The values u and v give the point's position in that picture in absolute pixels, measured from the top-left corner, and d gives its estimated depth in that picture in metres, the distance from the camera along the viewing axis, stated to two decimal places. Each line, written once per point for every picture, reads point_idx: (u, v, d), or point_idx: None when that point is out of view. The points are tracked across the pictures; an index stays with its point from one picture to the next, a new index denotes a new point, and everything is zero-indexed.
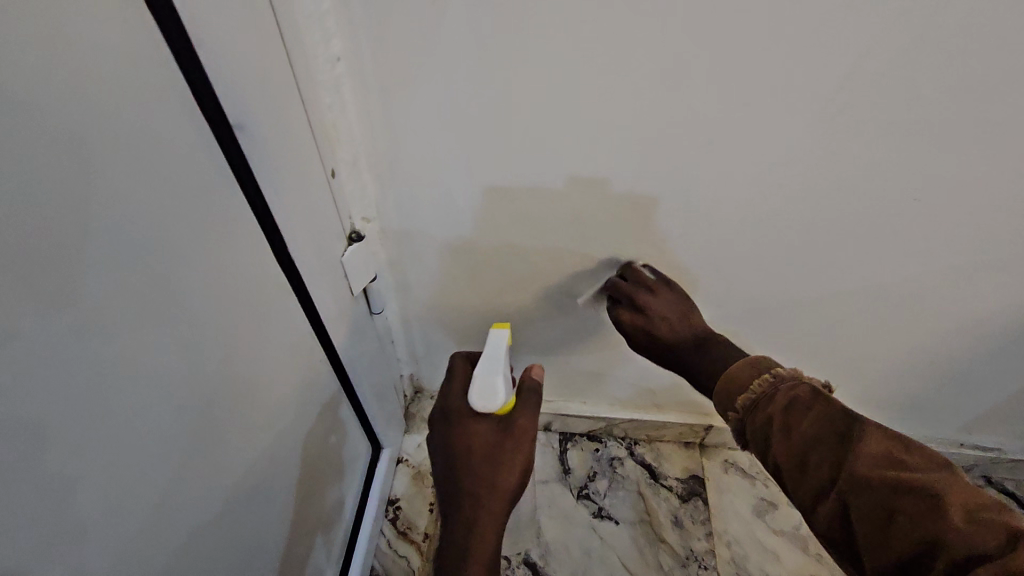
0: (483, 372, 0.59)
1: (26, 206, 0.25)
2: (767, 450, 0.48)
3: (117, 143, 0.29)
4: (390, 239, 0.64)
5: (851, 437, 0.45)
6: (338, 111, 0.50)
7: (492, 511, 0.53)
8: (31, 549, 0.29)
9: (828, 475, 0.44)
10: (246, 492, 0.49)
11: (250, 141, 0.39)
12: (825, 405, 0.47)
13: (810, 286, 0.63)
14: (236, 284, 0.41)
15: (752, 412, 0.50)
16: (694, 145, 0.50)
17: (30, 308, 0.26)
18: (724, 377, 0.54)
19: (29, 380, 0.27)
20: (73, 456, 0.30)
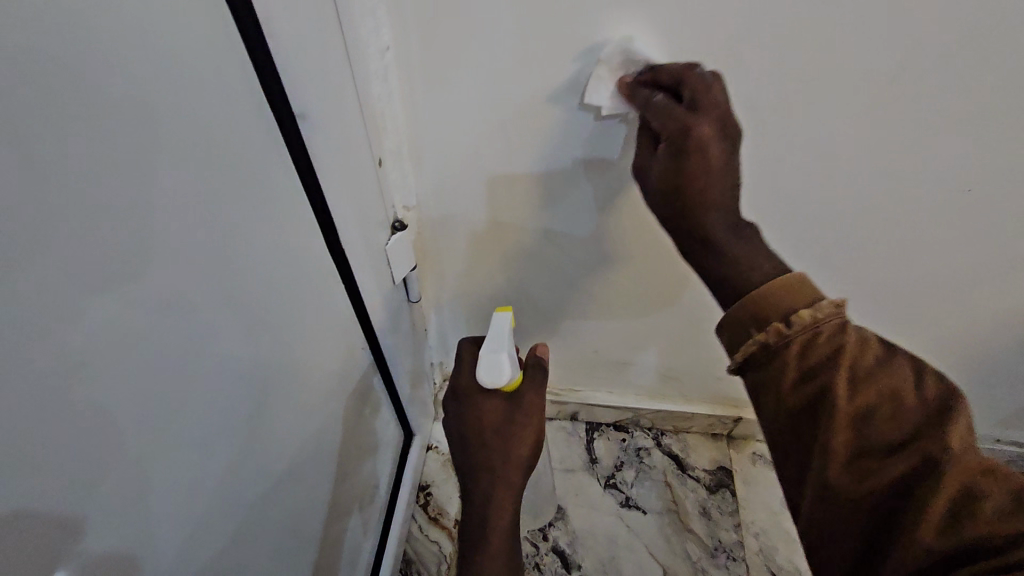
0: (489, 349, 0.56)
1: (103, 194, 0.26)
2: (819, 387, 0.37)
3: (186, 133, 0.30)
4: (429, 228, 0.65)
5: (934, 402, 0.35)
6: (385, 101, 0.51)
7: (507, 483, 0.52)
8: (108, 516, 0.31)
9: (896, 437, 0.35)
10: (291, 470, 0.50)
11: (305, 130, 0.40)
12: (904, 362, 0.37)
13: (850, 279, 0.63)
14: (283, 269, 0.42)
15: (812, 340, 0.37)
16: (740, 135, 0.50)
17: (108, 291, 0.27)
18: (780, 280, 0.39)
19: (116, 356, 0.29)
20: (140, 433, 0.31)
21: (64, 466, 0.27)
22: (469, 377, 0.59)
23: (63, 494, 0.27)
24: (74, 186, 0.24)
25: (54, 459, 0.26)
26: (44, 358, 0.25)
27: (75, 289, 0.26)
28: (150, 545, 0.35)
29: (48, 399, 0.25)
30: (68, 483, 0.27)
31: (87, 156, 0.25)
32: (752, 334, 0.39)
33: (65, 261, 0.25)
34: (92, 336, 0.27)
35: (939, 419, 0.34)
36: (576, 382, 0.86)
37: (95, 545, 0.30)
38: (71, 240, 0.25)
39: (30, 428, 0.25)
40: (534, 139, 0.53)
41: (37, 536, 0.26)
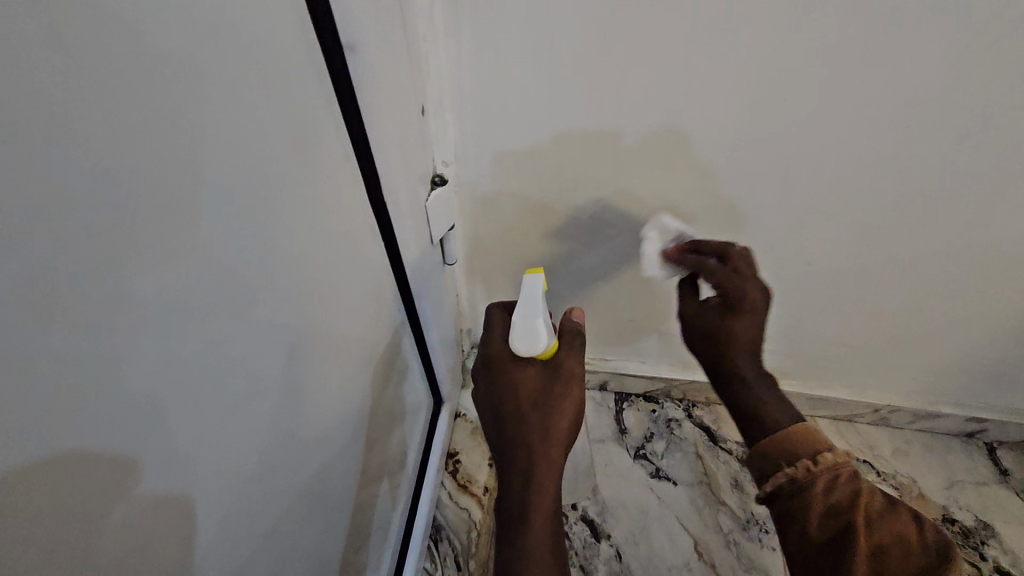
0: (524, 317, 0.57)
1: (140, 117, 0.24)
2: (838, 523, 0.45)
3: (220, 61, 0.27)
4: (467, 189, 0.62)
5: (930, 542, 0.44)
6: (430, 43, 0.48)
7: (548, 462, 0.49)
8: (144, 469, 0.29)
9: (904, 571, 0.42)
10: (327, 433, 0.49)
11: (355, 66, 0.38)
12: (905, 512, 0.46)
13: (909, 246, 0.60)
14: (320, 221, 0.40)
15: (833, 482, 0.46)
16: (813, 82, 0.47)
17: (143, 226, 0.25)
18: (796, 430, 0.49)
19: (151, 295, 0.26)
20: (179, 386, 0.30)
21: (104, 417, 0.25)
22: (505, 345, 0.58)
23: (102, 447, 0.26)
24: (109, 106, 0.22)
25: (95, 409, 0.25)
26: (76, 300, 0.23)
27: (112, 221, 0.23)
28: (187, 505, 0.33)
29: (87, 344, 0.24)
30: (107, 435, 0.26)
31: (121, 71, 0.22)
32: (782, 467, 0.48)
33: (104, 189, 0.23)
34: (128, 276, 0.25)
35: (942, 564, 0.43)
36: (609, 352, 0.84)
37: (137, 499, 0.29)
38: (109, 166, 0.23)
39: (70, 374, 0.23)
40: (582, 93, 0.50)
41: (77, 487, 0.25)
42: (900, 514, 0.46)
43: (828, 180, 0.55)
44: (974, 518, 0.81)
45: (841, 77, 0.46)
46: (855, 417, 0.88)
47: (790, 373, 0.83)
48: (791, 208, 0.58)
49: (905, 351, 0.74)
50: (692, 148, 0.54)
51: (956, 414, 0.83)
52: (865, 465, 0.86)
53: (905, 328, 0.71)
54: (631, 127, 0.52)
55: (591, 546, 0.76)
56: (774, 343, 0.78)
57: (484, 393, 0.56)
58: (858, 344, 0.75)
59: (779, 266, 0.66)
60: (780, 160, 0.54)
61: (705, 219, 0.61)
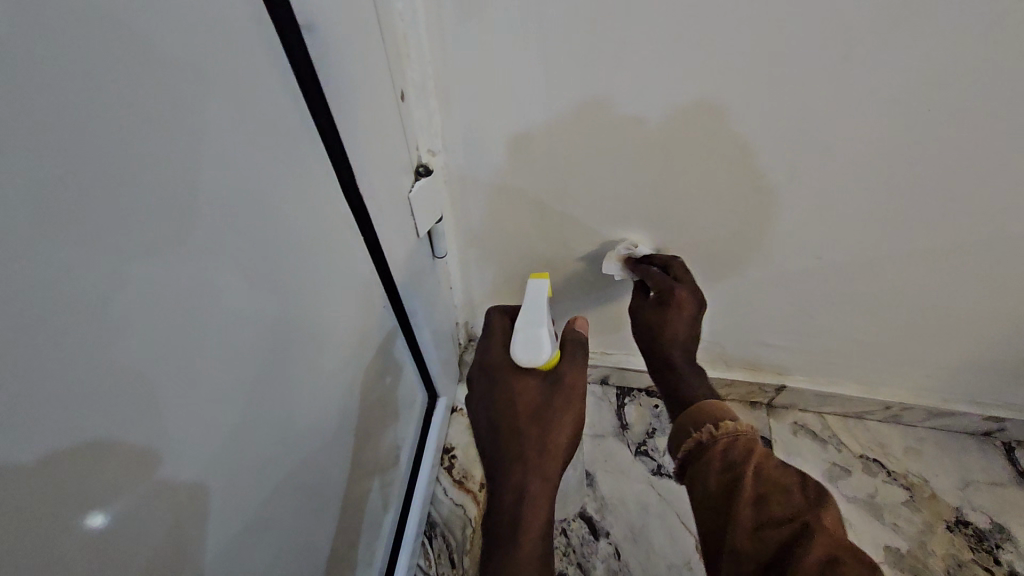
0: (526, 326, 0.55)
1: (73, 112, 0.21)
2: (727, 475, 0.46)
3: (180, 45, 0.25)
4: (458, 179, 0.60)
5: (816, 493, 0.43)
6: (408, 22, 0.45)
7: (544, 477, 0.48)
8: (132, 488, 0.28)
9: (781, 514, 0.41)
10: (318, 435, 0.48)
11: (315, 47, 0.34)
12: (802, 472, 0.45)
13: (930, 238, 0.56)
14: (302, 218, 0.38)
15: (733, 443, 0.48)
16: (824, 63, 0.43)
17: (93, 236, 0.23)
18: (708, 402, 0.52)
19: (123, 303, 0.25)
20: (152, 410, 0.28)
21: (65, 450, 0.23)
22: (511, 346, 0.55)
23: (66, 483, 0.24)
24: (43, 92, 0.19)
25: (53, 443, 0.22)
26: (34, 317, 0.21)
27: (50, 232, 0.21)
28: (170, 529, 0.31)
29: (35, 372, 0.21)
30: (70, 470, 0.24)
31: (44, 60, 0.19)
32: (692, 433, 0.50)
33: (36, 196, 0.20)
34: (83, 296, 0.22)
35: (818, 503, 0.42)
36: (610, 346, 0.82)
37: (121, 526, 0.28)
38: (38, 170, 0.20)
39: (16, 408, 0.21)
40: (576, 74, 0.47)
41: (43, 529, 0.23)
42: (792, 472, 0.45)
43: (840, 168, 0.51)
44: (989, 519, 0.78)
45: (856, 55, 0.42)
46: (865, 414, 0.86)
47: (798, 368, 0.80)
48: (802, 198, 0.55)
49: (921, 347, 0.71)
50: (695, 134, 0.51)
51: (973, 412, 0.80)
52: (876, 465, 0.84)
53: (920, 325, 0.68)
54: (631, 111, 0.49)
55: (589, 543, 0.74)
56: (781, 338, 0.75)
57: (480, 404, 0.54)
58: (870, 339, 0.72)
59: (787, 258, 0.63)
60: (789, 147, 0.50)
61: (709, 210, 0.58)
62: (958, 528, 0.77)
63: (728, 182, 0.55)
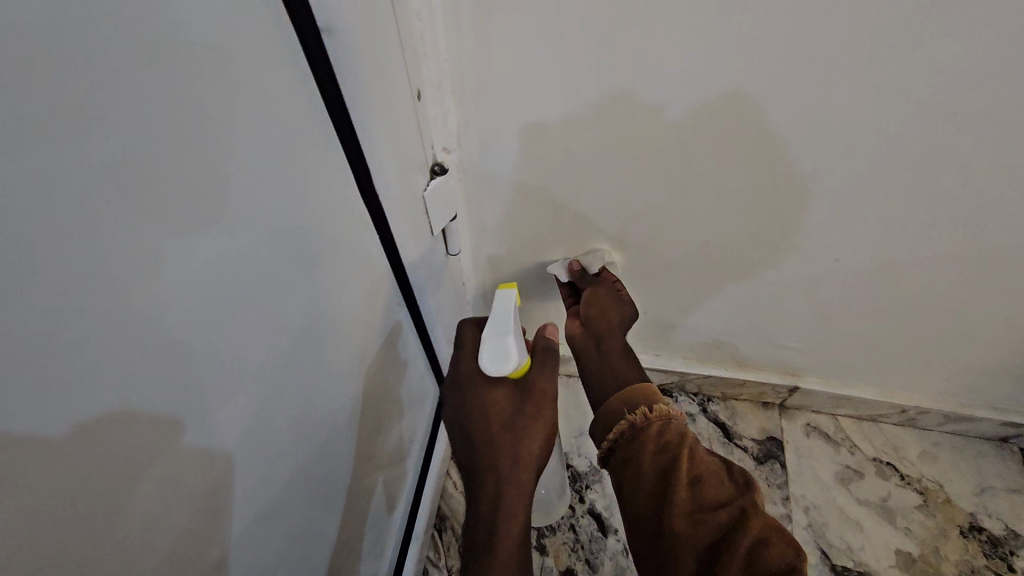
0: (495, 335, 0.53)
1: (102, 119, 0.21)
2: (663, 455, 0.46)
3: (205, 50, 0.25)
4: (472, 176, 0.60)
5: (743, 480, 0.44)
6: (426, 21, 0.45)
7: (517, 483, 0.49)
8: (158, 478, 0.29)
9: (716, 496, 0.42)
10: (331, 429, 0.49)
11: (333, 49, 0.34)
12: (724, 461, 0.47)
13: (954, 242, 0.55)
14: (320, 217, 0.39)
15: (666, 426, 0.48)
16: (850, 64, 0.42)
17: (120, 239, 0.23)
18: (639, 386, 0.52)
19: (151, 301, 0.25)
20: (164, 410, 0.28)
21: (92, 443, 0.24)
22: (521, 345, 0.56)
23: (70, 481, 0.24)
24: (72, 100, 0.20)
25: (59, 443, 0.22)
26: (73, 314, 0.22)
27: (65, 236, 0.21)
28: (180, 525, 0.32)
29: (44, 374, 0.21)
30: (77, 469, 0.24)
31: (76, 68, 0.20)
32: (626, 415, 0.50)
33: (51, 202, 0.20)
34: (116, 294, 0.23)
35: (747, 490, 0.43)
36: None
37: (148, 514, 0.29)
38: (56, 175, 0.20)
39: (25, 410, 0.21)
40: (594, 72, 0.47)
41: (46, 526, 0.23)
42: (718, 461, 0.47)
43: (864, 170, 0.50)
44: (1003, 526, 0.77)
45: (883, 55, 0.41)
46: (880, 417, 0.85)
47: (813, 369, 0.79)
48: (823, 200, 0.54)
49: (942, 353, 0.70)
50: (715, 133, 0.50)
51: (991, 418, 0.79)
52: (890, 468, 0.83)
53: (942, 329, 0.67)
54: (648, 108, 0.49)
55: (597, 540, 0.75)
56: (797, 340, 0.74)
57: (455, 413, 0.54)
58: (887, 343, 0.71)
59: (807, 260, 0.62)
60: (810, 149, 0.50)
61: (727, 210, 0.58)
62: (972, 534, 0.77)
63: (746, 182, 0.54)
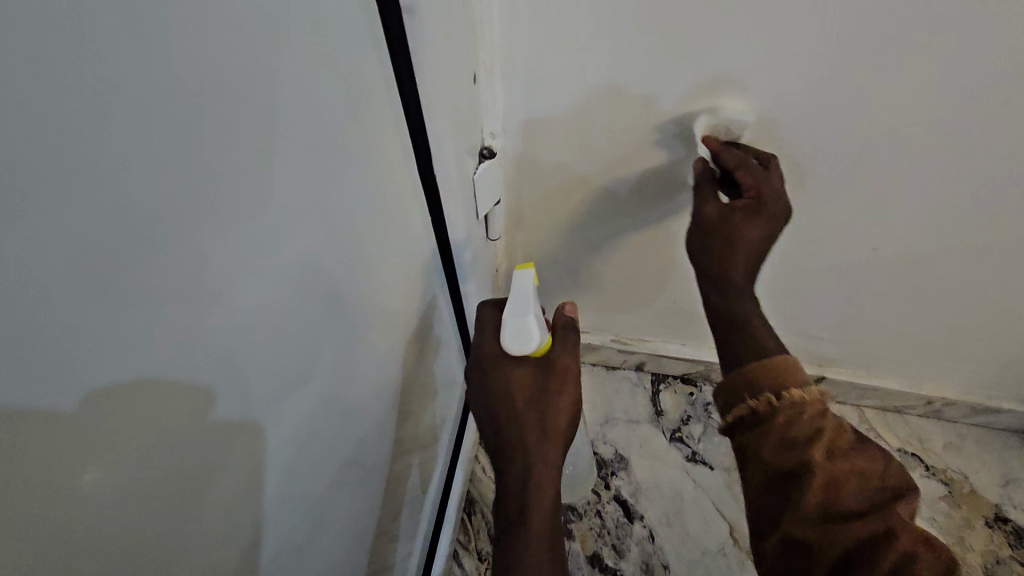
0: (513, 314, 0.53)
1: (198, 84, 0.22)
2: (797, 453, 0.44)
3: (288, 24, 0.26)
4: (514, 162, 0.60)
5: (892, 484, 0.43)
6: (484, 6, 0.45)
7: (547, 462, 0.50)
8: (210, 446, 0.30)
9: (856, 506, 0.42)
10: (372, 406, 0.50)
11: (411, 27, 0.36)
12: (872, 452, 0.45)
13: (992, 235, 0.55)
14: (369, 197, 0.39)
15: (798, 416, 0.45)
16: (904, 52, 0.42)
17: (202, 207, 0.24)
18: (779, 360, 0.47)
19: (225, 266, 0.26)
20: (218, 374, 0.28)
21: (158, 408, 0.25)
22: (560, 325, 0.56)
23: (127, 445, 0.24)
24: (178, 69, 0.21)
25: (105, 417, 0.22)
26: (157, 273, 0.23)
27: (152, 199, 0.21)
28: (220, 498, 0.31)
29: (110, 334, 0.21)
30: (121, 442, 0.23)
31: (182, 37, 0.21)
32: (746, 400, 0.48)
33: (132, 158, 0.20)
34: (194, 260, 0.24)
35: (895, 497, 0.42)
36: (648, 332, 0.83)
37: (200, 478, 0.30)
38: (143, 130, 0.20)
39: (88, 369, 0.21)
40: (641, 60, 0.47)
41: (95, 500, 0.23)
42: (865, 454, 0.45)
43: (909, 160, 0.50)
44: None
45: (939, 40, 0.41)
46: (905, 408, 0.85)
47: (841, 360, 0.80)
48: (860, 189, 0.54)
49: (975, 345, 0.70)
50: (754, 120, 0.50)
51: (1018, 410, 0.80)
52: (915, 459, 0.83)
53: (975, 321, 0.67)
54: (700, 97, 0.49)
55: (623, 525, 0.76)
56: (826, 330, 0.75)
57: (480, 397, 0.54)
58: (919, 334, 0.71)
59: (841, 249, 0.62)
60: (855, 137, 0.50)
61: None
62: (997, 524, 0.77)
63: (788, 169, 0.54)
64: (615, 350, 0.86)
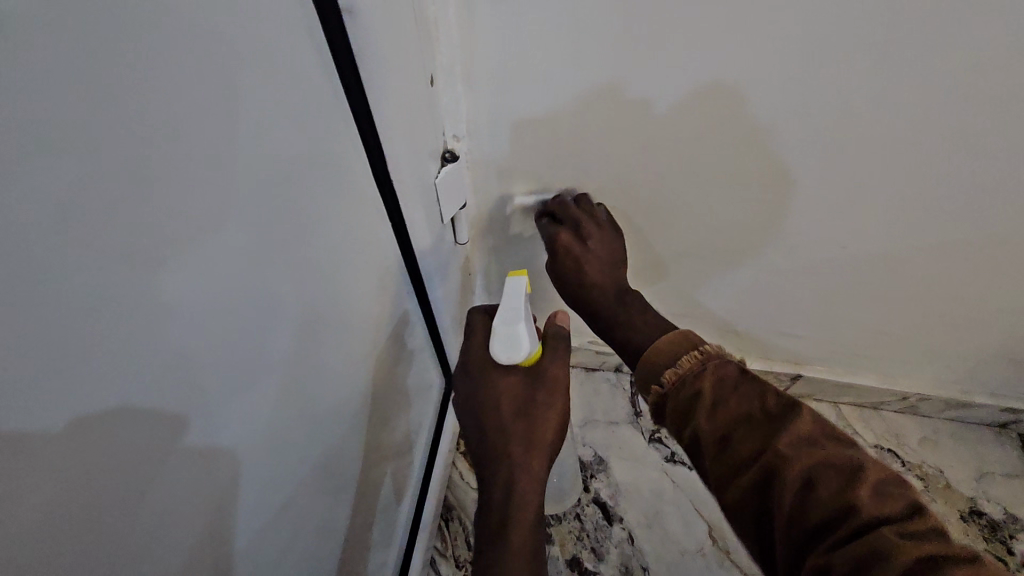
0: (504, 322, 0.53)
1: (134, 104, 0.21)
2: (689, 423, 0.45)
3: (229, 34, 0.25)
4: (482, 165, 0.60)
5: (777, 414, 0.42)
6: (440, 6, 0.45)
7: (531, 478, 0.48)
8: (167, 476, 0.29)
9: (747, 452, 0.41)
10: (341, 417, 0.49)
11: (352, 30, 0.34)
12: (756, 385, 0.44)
13: (957, 232, 0.56)
14: (331, 207, 0.38)
15: (680, 388, 0.47)
16: (863, 52, 0.43)
17: (146, 230, 0.23)
18: (651, 352, 0.51)
19: (175, 289, 0.25)
20: (178, 399, 0.27)
21: (106, 446, 0.24)
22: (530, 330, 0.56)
23: (75, 485, 0.23)
24: (112, 87, 0.20)
25: (49, 448, 0.21)
26: (101, 303, 0.21)
27: (92, 226, 0.20)
28: (177, 526, 0.30)
29: (50, 369, 0.20)
30: (65, 474, 0.22)
31: (113, 57, 0.20)
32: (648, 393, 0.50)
33: (67, 182, 0.19)
34: (142, 286, 0.23)
35: (780, 426, 0.41)
36: None
37: (160, 509, 0.29)
38: (76, 152, 0.19)
39: (28, 407, 0.20)
40: (604, 62, 0.47)
41: (37, 537, 0.21)
42: (748, 393, 0.44)
43: (873, 159, 0.51)
44: (1002, 510, 0.78)
45: (897, 38, 0.41)
46: (881, 405, 0.86)
47: (814, 357, 0.80)
48: (825, 189, 0.54)
49: (945, 340, 0.71)
50: (715, 123, 0.50)
51: (990, 404, 0.80)
52: (891, 455, 0.84)
53: (944, 317, 0.67)
54: (660, 98, 0.49)
55: (602, 528, 0.75)
56: (800, 328, 0.75)
57: (463, 404, 0.54)
58: (892, 331, 0.71)
59: (812, 248, 0.62)
60: (817, 137, 0.50)
61: (735, 199, 0.58)
62: (972, 518, 0.78)
63: (754, 170, 0.54)
64: (591, 351, 0.86)
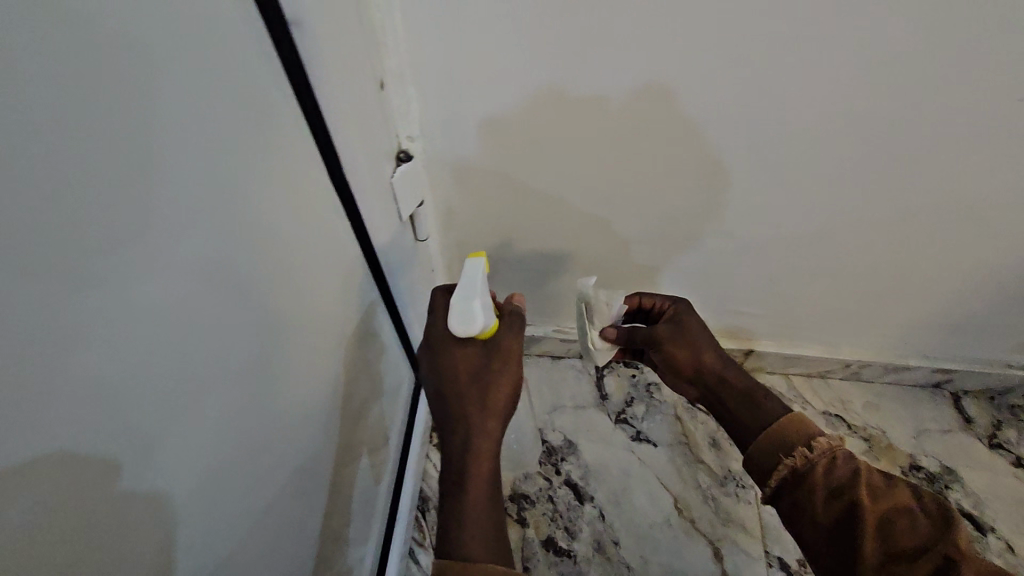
0: (462, 296, 0.55)
1: (80, 116, 0.22)
2: (839, 503, 0.47)
3: (171, 47, 0.26)
4: (436, 164, 0.62)
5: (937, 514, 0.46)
6: (385, 11, 0.47)
7: (486, 432, 0.50)
8: (146, 477, 0.30)
9: (914, 543, 0.45)
10: (312, 414, 0.50)
11: (302, 39, 0.36)
12: (906, 488, 0.49)
13: (876, 209, 0.61)
14: (288, 210, 0.40)
15: (831, 463, 0.49)
16: (778, 47, 0.46)
17: (101, 238, 0.24)
18: (790, 419, 0.52)
19: (133, 293, 0.26)
20: (144, 399, 0.28)
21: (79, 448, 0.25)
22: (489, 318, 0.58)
23: (54, 487, 0.24)
24: (59, 102, 0.21)
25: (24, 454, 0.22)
26: (57, 311, 0.23)
27: (44, 235, 0.21)
28: (159, 526, 0.31)
29: (14, 376, 0.21)
30: (40, 484, 0.23)
31: (58, 73, 0.21)
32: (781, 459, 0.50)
33: (17, 192, 0.20)
34: (98, 292, 0.24)
35: (947, 524, 0.45)
36: None
37: (141, 509, 0.30)
38: (26, 165, 0.20)
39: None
40: (545, 63, 0.50)
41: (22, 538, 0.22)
42: (904, 491, 0.48)
43: (797, 145, 0.55)
44: (939, 463, 0.85)
45: (807, 33, 0.45)
46: (827, 373, 0.91)
47: (764, 333, 0.85)
48: (757, 175, 0.59)
49: (877, 310, 0.77)
50: (650, 118, 0.54)
51: (924, 365, 0.87)
52: (839, 420, 0.89)
53: (873, 288, 0.73)
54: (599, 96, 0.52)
55: (575, 508, 0.78)
56: (748, 306, 0.79)
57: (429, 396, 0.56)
58: (831, 304, 0.77)
59: (752, 231, 0.66)
60: (745, 127, 0.54)
61: (677, 188, 0.61)
62: (912, 472, 0.84)
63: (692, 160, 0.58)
64: (556, 339, 0.89)
